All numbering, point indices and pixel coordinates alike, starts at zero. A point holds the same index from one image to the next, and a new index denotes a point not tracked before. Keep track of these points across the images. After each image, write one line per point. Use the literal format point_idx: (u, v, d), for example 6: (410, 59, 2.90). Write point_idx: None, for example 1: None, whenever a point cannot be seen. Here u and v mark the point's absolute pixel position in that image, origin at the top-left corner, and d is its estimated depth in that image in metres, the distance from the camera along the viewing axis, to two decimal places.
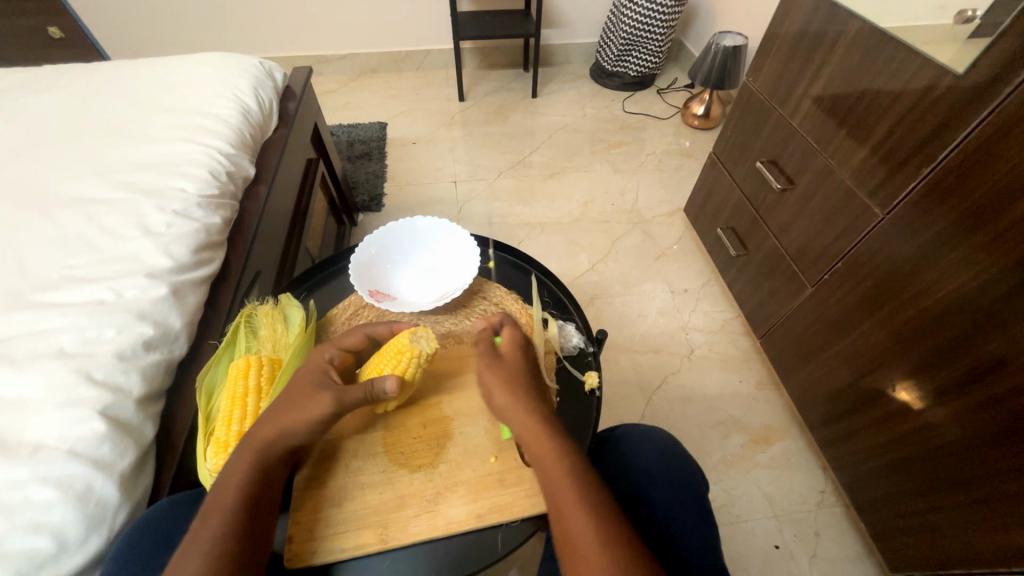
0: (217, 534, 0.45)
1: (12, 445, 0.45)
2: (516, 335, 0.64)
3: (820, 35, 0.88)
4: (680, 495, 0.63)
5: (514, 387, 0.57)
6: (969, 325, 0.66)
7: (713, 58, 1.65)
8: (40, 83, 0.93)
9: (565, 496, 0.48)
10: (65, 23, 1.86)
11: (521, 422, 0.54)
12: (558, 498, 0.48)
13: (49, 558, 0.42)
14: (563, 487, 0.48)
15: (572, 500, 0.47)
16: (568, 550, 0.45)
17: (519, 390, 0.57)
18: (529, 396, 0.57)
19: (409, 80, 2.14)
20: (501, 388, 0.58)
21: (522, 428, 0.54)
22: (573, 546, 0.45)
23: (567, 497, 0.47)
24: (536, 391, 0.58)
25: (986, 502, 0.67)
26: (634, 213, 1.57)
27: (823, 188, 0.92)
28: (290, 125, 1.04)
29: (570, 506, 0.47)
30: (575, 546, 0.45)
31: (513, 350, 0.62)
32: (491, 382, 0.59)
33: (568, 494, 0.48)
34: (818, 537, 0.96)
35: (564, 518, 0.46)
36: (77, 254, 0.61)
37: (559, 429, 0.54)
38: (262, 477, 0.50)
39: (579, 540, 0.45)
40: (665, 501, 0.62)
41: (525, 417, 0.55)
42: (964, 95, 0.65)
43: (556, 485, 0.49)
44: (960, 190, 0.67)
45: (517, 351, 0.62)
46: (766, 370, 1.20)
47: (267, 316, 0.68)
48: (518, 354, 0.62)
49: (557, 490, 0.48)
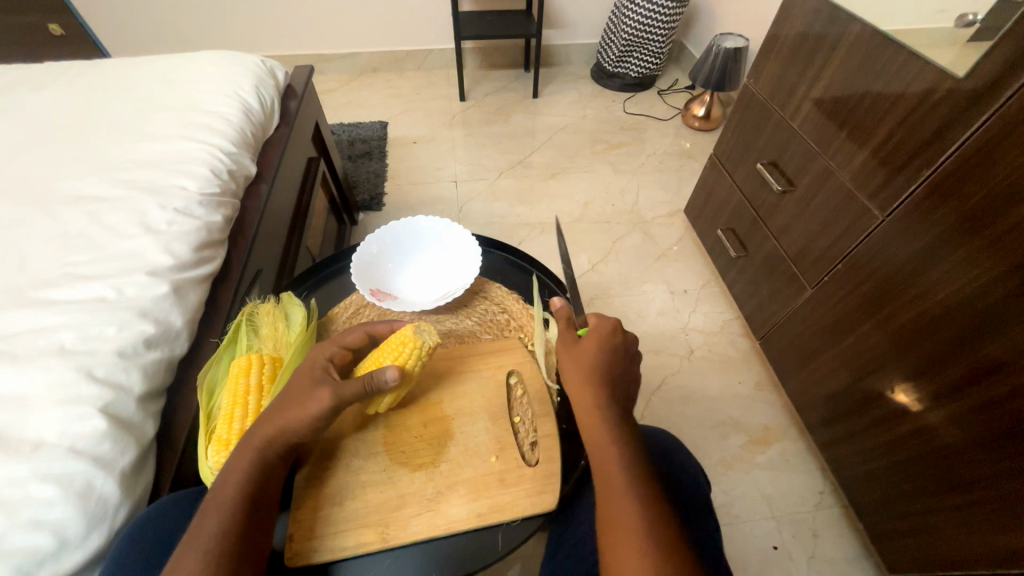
0: (219, 531, 0.45)
1: (12, 442, 0.45)
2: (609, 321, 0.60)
3: (821, 37, 0.88)
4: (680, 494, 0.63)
5: (590, 370, 0.56)
6: (968, 328, 0.67)
7: (714, 60, 1.66)
8: (41, 80, 0.93)
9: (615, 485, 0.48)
10: (65, 20, 1.86)
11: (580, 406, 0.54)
12: (606, 487, 0.48)
13: (49, 556, 0.42)
14: (615, 477, 0.49)
15: (621, 491, 0.47)
16: (609, 538, 0.45)
17: (593, 375, 0.56)
18: (604, 381, 0.55)
19: (410, 79, 2.14)
20: (578, 370, 0.56)
21: (585, 414, 0.54)
22: (614, 535, 0.45)
23: (616, 488, 0.48)
24: (614, 378, 0.56)
25: (984, 503, 0.68)
26: (634, 214, 1.57)
27: (823, 190, 0.92)
28: (291, 124, 1.04)
29: (617, 497, 0.47)
30: (617, 535, 0.45)
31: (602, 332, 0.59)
32: (569, 363, 0.58)
33: (617, 486, 0.48)
34: (816, 538, 0.97)
35: (610, 506, 0.47)
36: (78, 251, 0.61)
37: (623, 420, 0.53)
38: (263, 476, 0.50)
39: (622, 530, 0.45)
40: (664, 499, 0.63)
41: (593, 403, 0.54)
42: (964, 99, 0.66)
43: (609, 474, 0.49)
44: (959, 194, 0.67)
45: (604, 333, 0.59)
46: (765, 371, 1.20)
47: (268, 314, 0.68)
48: (611, 339, 0.59)
49: (610, 479, 0.49)
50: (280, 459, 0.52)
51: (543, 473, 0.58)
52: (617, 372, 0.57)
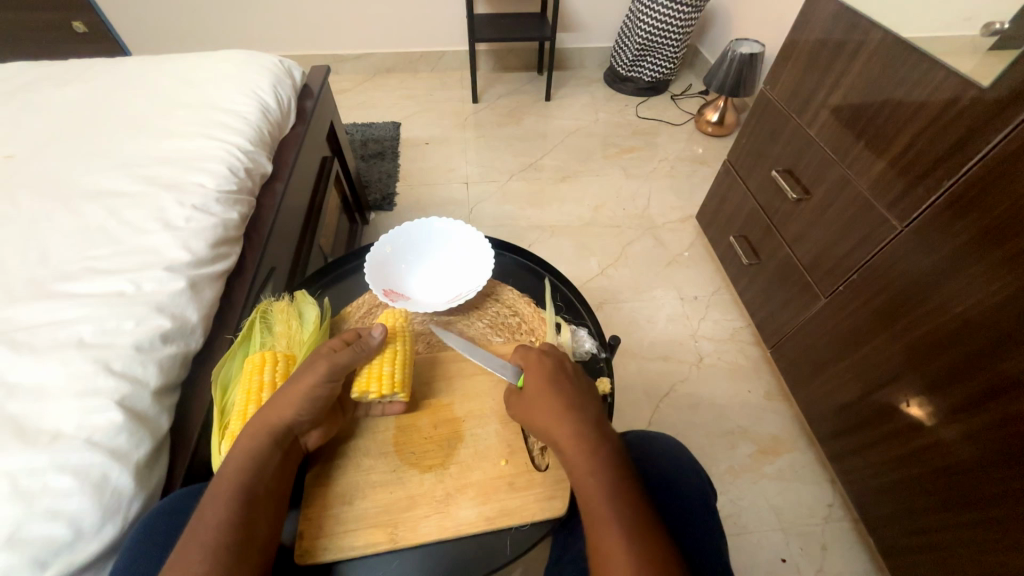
0: (224, 523, 0.46)
1: (31, 432, 0.46)
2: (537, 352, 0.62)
3: (841, 44, 0.87)
4: (699, 505, 0.62)
5: (545, 402, 0.57)
6: (986, 344, 0.65)
7: (729, 65, 1.64)
8: (67, 76, 0.94)
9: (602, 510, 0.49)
10: (89, 18, 1.90)
11: (554, 434, 0.55)
12: (591, 519, 0.49)
13: (65, 546, 0.43)
14: (599, 512, 0.49)
15: (607, 518, 0.48)
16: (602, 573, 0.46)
17: (550, 405, 0.57)
18: (563, 410, 0.56)
19: (423, 80, 2.16)
20: (545, 400, 0.57)
21: (561, 443, 0.54)
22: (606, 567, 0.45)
23: (602, 517, 0.48)
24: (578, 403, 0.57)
25: (997, 522, 0.67)
26: (645, 218, 1.57)
27: (840, 199, 0.91)
28: (307, 123, 1.05)
29: (604, 527, 0.47)
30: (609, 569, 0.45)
31: (539, 361, 0.61)
32: (524, 401, 0.59)
33: (603, 514, 0.48)
34: (825, 551, 0.95)
35: (598, 538, 0.47)
36: (97, 246, 0.62)
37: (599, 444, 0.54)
38: (269, 471, 0.51)
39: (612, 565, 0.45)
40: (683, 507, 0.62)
41: (562, 434, 0.54)
42: (987, 109, 0.65)
43: (591, 503, 0.50)
44: (981, 206, 0.66)
45: (540, 363, 0.61)
46: (775, 380, 1.19)
47: (282, 313, 0.69)
48: (549, 365, 0.61)
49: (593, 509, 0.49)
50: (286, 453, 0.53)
51: (553, 479, 0.58)
52: (575, 396, 0.58)
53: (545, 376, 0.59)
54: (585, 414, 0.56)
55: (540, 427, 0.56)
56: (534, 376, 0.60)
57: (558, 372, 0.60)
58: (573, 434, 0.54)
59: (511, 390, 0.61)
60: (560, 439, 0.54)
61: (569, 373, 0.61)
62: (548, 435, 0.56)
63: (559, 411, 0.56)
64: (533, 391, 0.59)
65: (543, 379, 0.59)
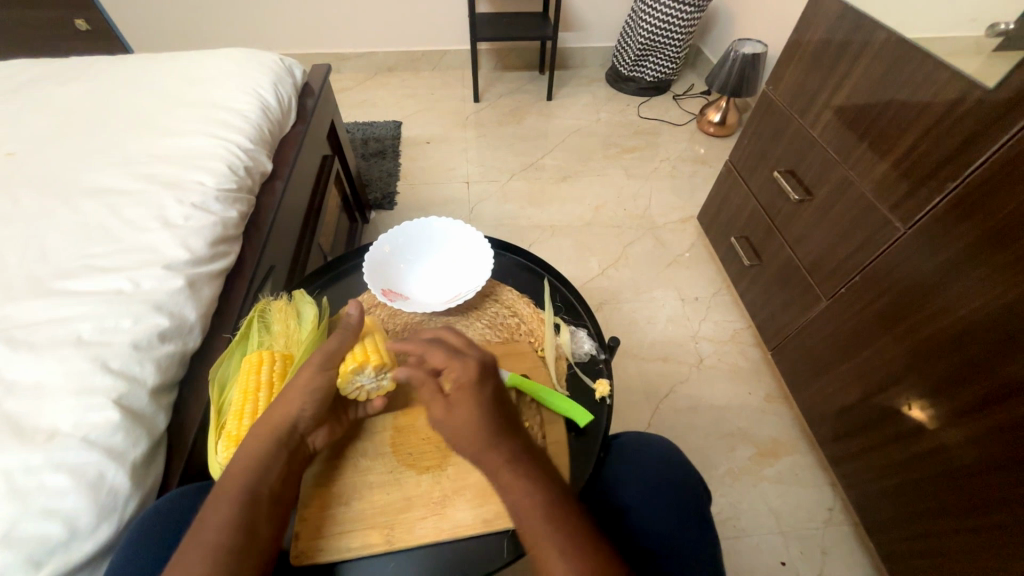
0: (227, 527, 0.45)
1: (28, 431, 0.46)
2: (471, 366, 0.57)
3: (844, 45, 0.87)
4: (671, 539, 0.58)
5: (476, 425, 0.53)
6: (988, 347, 0.65)
7: (732, 65, 1.64)
8: (69, 73, 0.94)
9: (537, 520, 0.48)
10: (91, 16, 1.89)
11: (479, 453, 0.53)
12: (528, 531, 0.47)
13: (60, 545, 0.43)
14: (536, 523, 0.48)
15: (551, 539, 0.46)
16: None
17: (481, 430, 0.53)
18: (488, 431, 0.53)
19: (424, 79, 2.15)
20: (466, 423, 0.54)
21: (487, 462, 0.52)
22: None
23: (545, 536, 0.47)
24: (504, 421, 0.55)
25: (999, 527, 0.66)
26: (646, 219, 1.56)
27: (842, 200, 0.91)
28: (308, 122, 1.05)
29: (547, 549, 0.46)
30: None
31: (472, 382, 0.56)
32: (454, 423, 0.54)
33: (546, 532, 0.47)
34: (825, 555, 0.95)
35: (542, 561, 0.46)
36: (96, 243, 0.62)
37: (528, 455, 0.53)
38: (273, 475, 0.50)
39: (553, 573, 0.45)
40: (662, 533, 0.59)
41: (495, 457, 0.52)
42: (992, 111, 0.64)
43: (533, 524, 0.48)
44: (984, 208, 0.65)
45: (468, 382, 0.56)
46: (776, 382, 1.18)
47: (280, 311, 0.69)
48: (483, 386, 0.56)
49: (533, 529, 0.47)
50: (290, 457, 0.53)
51: None
52: (500, 415, 0.55)
53: (479, 398, 0.55)
54: (511, 431, 0.54)
55: (465, 449, 0.54)
56: (465, 398, 0.55)
57: (477, 392, 0.55)
58: (500, 451, 0.52)
59: (435, 405, 0.56)
60: (484, 459, 0.52)
61: (492, 389, 0.57)
62: (480, 459, 0.53)
63: (481, 436, 0.53)
64: (462, 415, 0.54)
65: (475, 401, 0.55)
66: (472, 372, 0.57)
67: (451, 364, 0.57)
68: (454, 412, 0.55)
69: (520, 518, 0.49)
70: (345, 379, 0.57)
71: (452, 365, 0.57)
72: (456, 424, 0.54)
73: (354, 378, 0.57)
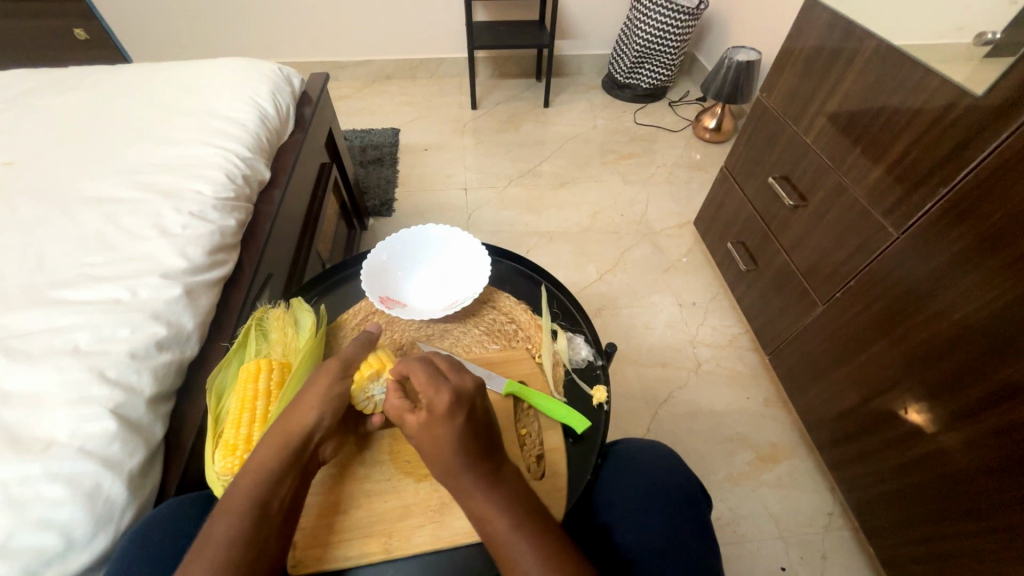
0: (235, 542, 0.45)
1: (24, 441, 0.46)
2: (445, 397, 0.53)
3: (836, 53, 0.88)
4: (671, 545, 0.58)
5: (445, 454, 0.51)
6: (982, 352, 0.66)
7: (726, 72, 1.65)
8: (69, 83, 0.95)
9: (511, 543, 0.48)
10: (90, 25, 1.91)
11: (446, 477, 0.52)
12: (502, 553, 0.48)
13: (56, 556, 0.43)
14: (509, 547, 0.48)
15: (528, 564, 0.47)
16: None
17: (449, 461, 0.51)
18: (457, 459, 0.51)
19: (422, 87, 2.17)
20: (433, 449, 0.52)
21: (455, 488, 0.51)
22: None
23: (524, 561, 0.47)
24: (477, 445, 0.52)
25: (997, 531, 0.66)
26: (643, 224, 1.57)
27: (837, 206, 0.91)
28: (306, 130, 1.05)
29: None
30: None
31: (445, 414, 0.52)
32: (426, 448, 0.53)
33: (524, 557, 0.47)
34: (825, 561, 0.95)
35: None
36: (94, 253, 0.62)
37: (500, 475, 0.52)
38: (282, 488, 0.50)
39: None
40: (664, 534, 0.59)
41: (466, 487, 0.51)
42: (982, 118, 0.65)
43: (510, 551, 0.48)
44: (975, 215, 0.66)
45: (439, 412, 0.52)
46: (774, 386, 1.19)
47: (278, 320, 0.69)
48: (458, 418, 0.52)
49: (511, 556, 0.48)
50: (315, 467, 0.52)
51: (548, 487, 0.60)
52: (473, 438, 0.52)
53: (450, 433, 0.51)
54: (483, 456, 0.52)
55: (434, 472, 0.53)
56: (436, 430, 0.52)
57: (447, 422, 0.52)
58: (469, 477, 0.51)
59: (408, 426, 0.54)
60: (453, 486, 0.52)
61: (469, 415, 0.53)
62: (451, 486, 0.52)
63: (448, 464, 0.51)
64: (434, 445, 0.52)
65: (447, 433, 0.51)
66: (444, 403, 0.52)
67: (427, 391, 0.54)
68: (424, 439, 0.53)
69: (494, 544, 0.49)
70: (360, 386, 0.60)
71: (429, 391, 0.54)
72: (426, 447, 0.53)
73: (367, 386, 0.60)
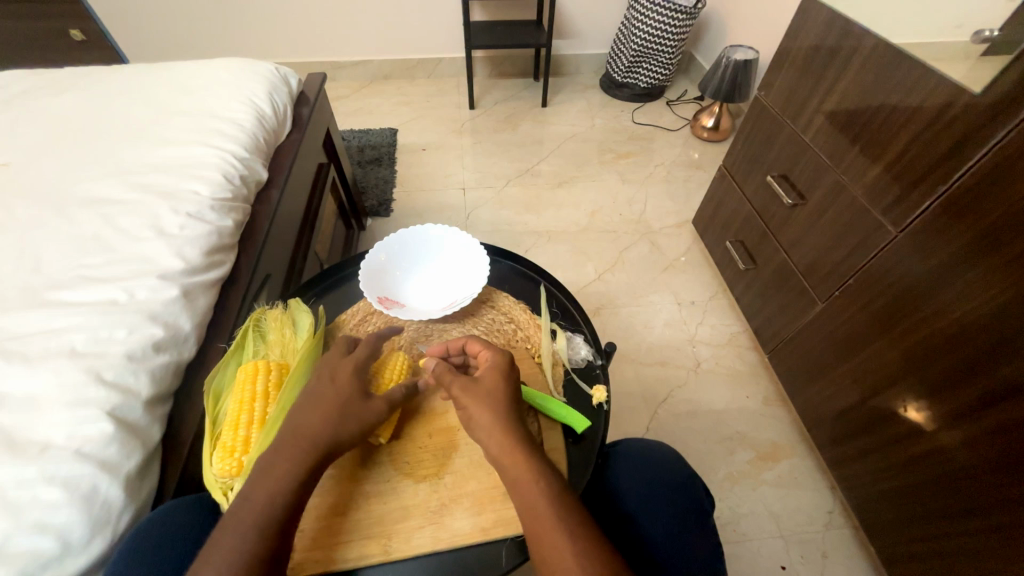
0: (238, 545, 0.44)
1: (20, 444, 0.45)
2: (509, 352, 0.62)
3: (834, 51, 0.88)
4: (671, 550, 0.57)
5: (495, 411, 0.54)
6: (981, 350, 0.66)
7: (724, 71, 1.65)
8: (66, 83, 0.94)
9: (527, 476, 0.50)
10: (87, 26, 1.90)
11: (475, 413, 0.55)
12: (519, 485, 0.50)
13: (53, 559, 0.42)
14: (525, 479, 0.50)
15: (552, 530, 0.46)
16: (536, 534, 0.47)
17: (504, 414, 0.55)
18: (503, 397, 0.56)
19: (420, 87, 2.16)
20: (491, 383, 0.57)
21: (482, 416, 0.54)
22: (537, 527, 0.47)
23: (549, 525, 0.47)
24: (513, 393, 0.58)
25: (999, 530, 0.66)
26: (641, 224, 1.57)
27: (835, 204, 0.91)
28: (303, 130, 1.05)
29: (537, 503, 0.48)
30: (542, 529, 0.47)
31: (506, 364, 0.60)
32: (473, 409, 0.55)
33: (548, 524, 0.47)
34: (825, 559, 0.95)
35: (543, 554, 0.46)
36: (91, 253, 0.62)
37: (512, 417, 0.55)
38: None
39: (544, 524, 0.47)
40: (664, 538, 0.58)
41: (508, 449, 0.52)
42: (980, 117, 0.65)
43: (534, 508, 0.48)
44: (974, 212, 0.66)
45: (500, 367, 0.59)
46: (773, 385, 1.19)
47: (276, 321, 0.69)
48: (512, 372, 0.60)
49: (537, 522, 0.48)
50: (315, 470, 0.51)
51: None
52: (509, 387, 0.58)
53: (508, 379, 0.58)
54: (513, 401, 0.57)
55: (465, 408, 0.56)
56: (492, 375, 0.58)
57: (504, 372, 0.59)
58: (495, 408, 0.55)
59: (458, 381, 0.58)
60: (478, 418, 0.55)
61: (516, 372, 0.60)
62: (471, 420, 0.55)
63: (488, 398, 0.56)
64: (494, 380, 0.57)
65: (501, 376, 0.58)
66: (499, 359, 0.60)
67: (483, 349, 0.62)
68: (475, 394, 0.56)
69: (512, 476, 0.51)
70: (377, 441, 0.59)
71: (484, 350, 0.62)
72: (488, 380, 0.58)
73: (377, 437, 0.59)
